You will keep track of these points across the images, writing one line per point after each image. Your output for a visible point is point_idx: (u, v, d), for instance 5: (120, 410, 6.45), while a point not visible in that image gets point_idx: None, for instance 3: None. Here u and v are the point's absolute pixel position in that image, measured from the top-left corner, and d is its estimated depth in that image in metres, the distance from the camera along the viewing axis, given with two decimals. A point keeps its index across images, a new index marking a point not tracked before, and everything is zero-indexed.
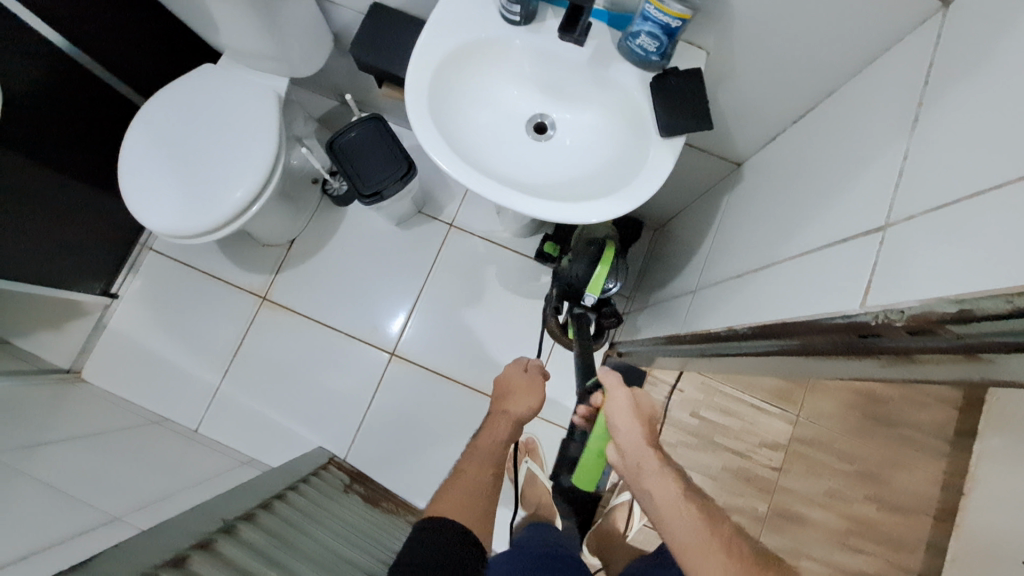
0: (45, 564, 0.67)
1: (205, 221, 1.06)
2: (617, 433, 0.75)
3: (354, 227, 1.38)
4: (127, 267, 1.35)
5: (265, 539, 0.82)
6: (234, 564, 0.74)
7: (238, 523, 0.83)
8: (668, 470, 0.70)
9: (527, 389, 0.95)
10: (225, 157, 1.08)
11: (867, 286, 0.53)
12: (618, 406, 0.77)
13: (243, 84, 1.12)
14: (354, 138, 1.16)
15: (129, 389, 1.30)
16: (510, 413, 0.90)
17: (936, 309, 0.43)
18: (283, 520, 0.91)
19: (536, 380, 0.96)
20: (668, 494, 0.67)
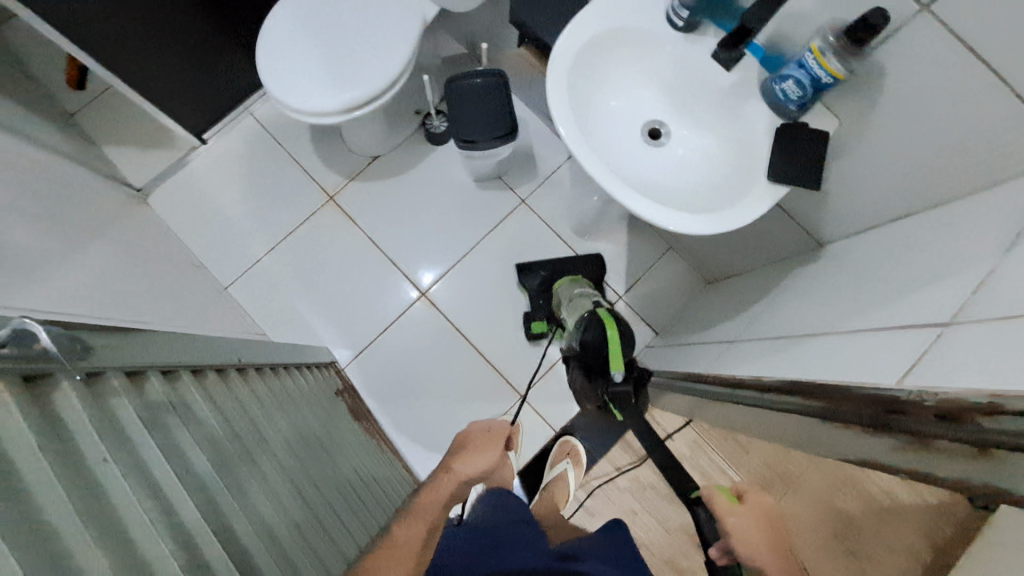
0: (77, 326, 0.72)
1: (310, 105, 1.08)
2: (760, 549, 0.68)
3: (435, 168, 1.42)
4: (224, 122, 1.42)
5: (266, 395, 0.86)
6: (241, 396, 0.79)
7: (249, 367, 0.88)
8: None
9: (486, 445, 0.97)
10: (353, 57, 1.11)
11: (910, 371, 0.53)
12: (744, 525, 0.69)
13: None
14: (474, 86, 1.18)
15: (181, 228, 1.37)
16: (464, 464, 0.92)
17: (968, 396, 0.44)
18: (282, 388, 0.96)
19: (494, 439, 0.98)
20: None
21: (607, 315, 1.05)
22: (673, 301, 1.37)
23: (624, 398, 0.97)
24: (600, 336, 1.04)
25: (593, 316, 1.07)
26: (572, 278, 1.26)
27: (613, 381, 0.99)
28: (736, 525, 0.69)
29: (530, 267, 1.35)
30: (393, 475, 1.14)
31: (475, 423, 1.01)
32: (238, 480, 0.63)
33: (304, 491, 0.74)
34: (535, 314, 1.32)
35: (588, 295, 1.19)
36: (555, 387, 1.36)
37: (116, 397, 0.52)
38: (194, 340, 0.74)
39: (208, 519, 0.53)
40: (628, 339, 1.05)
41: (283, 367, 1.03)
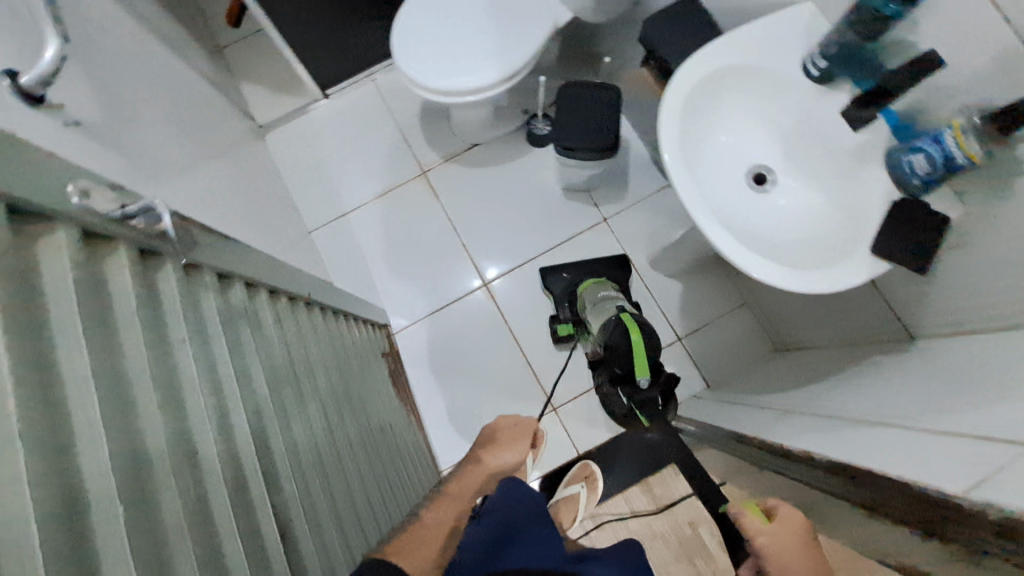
0: None
1: (429, 81, 1.13)
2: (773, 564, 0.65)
3: (528, 167, 1.44)
4: (348, 82, 1.51)
5: (321, 335, 0.90)
6: (300, 328, 0.83)
7: (314, 304, 0.92)
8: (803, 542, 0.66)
9: (513, 441, 0.98)
10: (480, 45, 1.13)
11: (976, 481, 0.49)
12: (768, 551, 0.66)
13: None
14: (584, 96, 1.20)
15: (286, 168, 1.47)
16: (492, 456, 0.93)
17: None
18: (336, 333, 0.99)
19: (520, 437, 0.98)
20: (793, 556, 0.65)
21: (632, 321, 1.04)
22: (731, 358, 1.31)
23: (650, 403, 1.01)
24: (625, 340, 1.02)
25: (616, 322, 1.05)
26: (599, 281, 1.28)
27: (638, 388, 1.01)
28: (768, 549, 0.66)
29: (554, 269, 1.36)
30: (416, 454, 1.15)
31: (506, 416, 1.02)
32: (278, 406, 0.65)
33: (334, 437, 0.77)
34: (563, 319, 1.32)
35: (611, 299, 1.21)
36: (588, 409, 1.33)
37: (203, 292, 0.58)
38: (278, 267, 0.79)
39: (250, 423, 0.57)
40: (654, 344, 1.03)
41: (342, 315, 1.07)
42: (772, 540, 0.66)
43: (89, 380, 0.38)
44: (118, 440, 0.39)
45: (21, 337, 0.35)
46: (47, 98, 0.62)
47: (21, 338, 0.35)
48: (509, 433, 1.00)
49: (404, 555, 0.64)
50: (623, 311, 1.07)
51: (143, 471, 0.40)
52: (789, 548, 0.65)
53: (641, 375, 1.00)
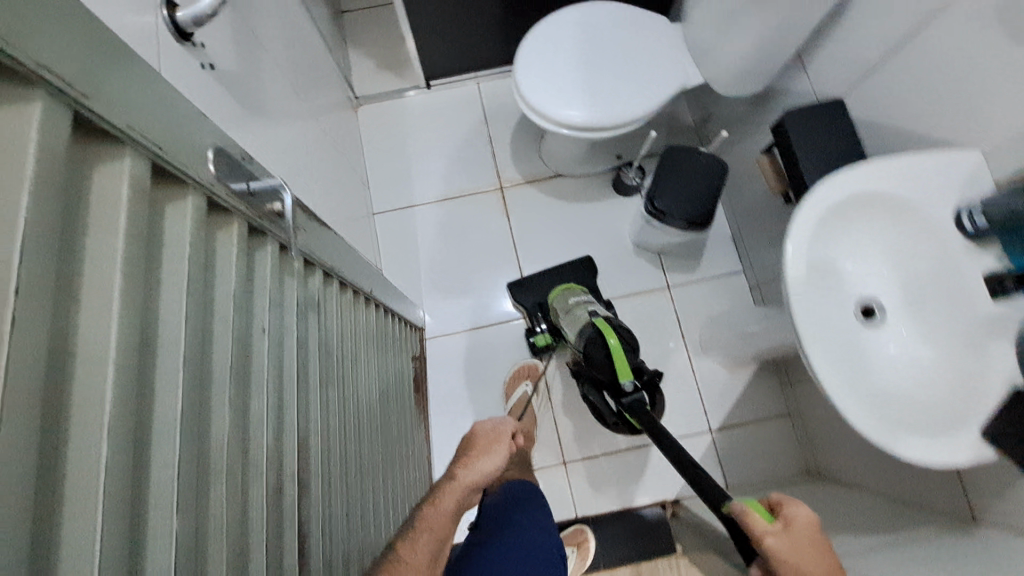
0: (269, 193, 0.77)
1: (541, 105, 1.10)
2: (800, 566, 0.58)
3: (606, 213, 1.40)
4: (454, 79, 1.49)
5: (370, 333, 0.87)
6: (358, 323, 0.80)
7: (373, 299, 0.89)
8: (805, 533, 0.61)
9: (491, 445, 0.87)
10: (601, 86, 1.10)
11: None
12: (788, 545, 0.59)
13: (672, 60, 1.11)
14: (690, 160, 1.15)
15: (369, 145, 1.46)
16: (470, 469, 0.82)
17: None
18: (382, 331, 0.96)
19: (503, 439, 0.86)
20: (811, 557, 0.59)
21: (607, 325, 0.95)
22: (759, 465, 1.25)
23: (640, 405, 0.89)
24: (603, 346, 0.94)
25: (593, 330, 0.98)
26: (568, 286, 1.21)
27: (622, 391, 0.91)
28: (780, 549, 0.58)
29: (521, 282, 1.33)
30: (417, 481, 1.09)
31: (483, 422, 0.91)
32: (320, 410, 0.61)
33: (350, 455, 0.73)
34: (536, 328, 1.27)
35: (584, 302, 1.12)
36: (598, 473, 1.28)
37: (287, 281, 0.54)
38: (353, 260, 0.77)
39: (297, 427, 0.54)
40: (631, 344, 0.95)
41: (391, 313, 1.04)
42: (784, 540, 0.59)
43: (184, 368, 0.35)
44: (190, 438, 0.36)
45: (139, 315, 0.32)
46: (188, 38, 0.60)
47: (140, 315, 0.32)
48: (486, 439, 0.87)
49: None
50: (595, 317, 0.99)
51: (200, 476, 0.38)
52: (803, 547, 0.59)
53: (624, 377, 0.90)
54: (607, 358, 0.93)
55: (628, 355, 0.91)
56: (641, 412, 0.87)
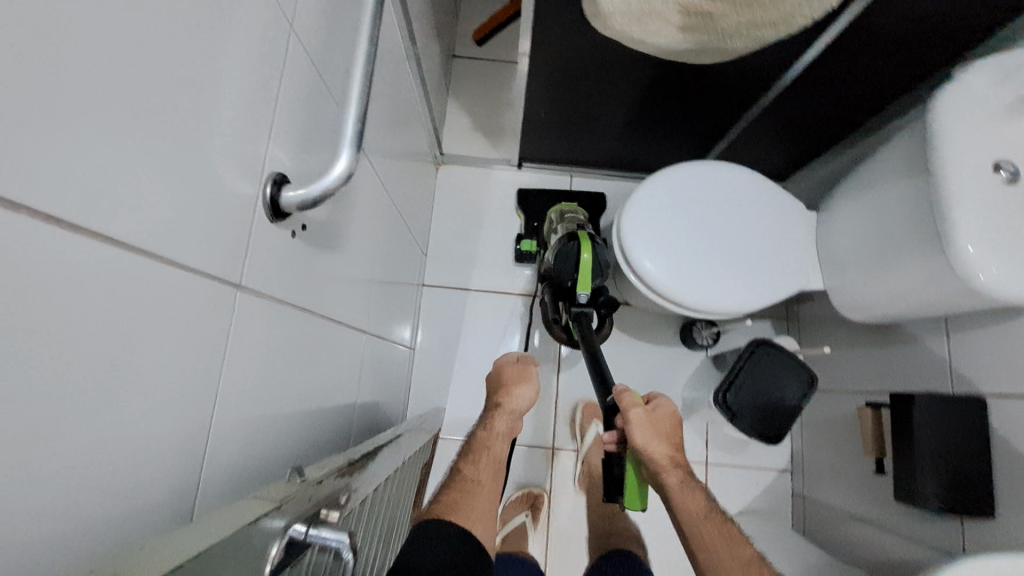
0: (314, 344, 0.67)
1: (640, 266, 0.97)
2: (647, 447, 0.75)
3: (663, 359, 1.27)
4: (547, 166, 1.37)
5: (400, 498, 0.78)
6: (389, 511, 0.71)
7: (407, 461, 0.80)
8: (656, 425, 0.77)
9: (523, 376, 0.95)
10: (714, 264, 0.97)
11: None
12: (640, 423, 0.75)
13: (795, 261, 1.00)
14: (773, 367, 1.03)
15: (439, 209, 1.36)
16: (513, 399, 0.92)
17: None
18: (410, 479, 0.88)
19: (528, 369, 0.96)
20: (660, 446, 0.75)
21: (587, 238, 1.02)
22: None
23: (586, 319, 1.01)
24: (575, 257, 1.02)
25: (571, 237, 1.04)
26: (569, 206, 1.21)
27: (576, 301, 1.02)
28: (639, 417, 0.76)
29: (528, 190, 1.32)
30: None
31: (511, 356, 0.99)
32: None
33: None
34: (525, 236, 1.29)
35: (574, 218, 1.16)
36: None
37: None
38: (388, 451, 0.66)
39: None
40: (601, 266, 1.04)
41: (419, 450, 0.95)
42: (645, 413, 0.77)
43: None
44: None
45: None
46: (281, 210, 0.49)
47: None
48: (516, 372, 0.95)
49: (471, 506, 0.69)
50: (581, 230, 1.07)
51: None
52: (653, 429, 0.76)
53: (581, 289, 1.00)
54: (572, 266, 1.01)
55: (592, 275, 0.99)
56: (584, 323, 0.99)
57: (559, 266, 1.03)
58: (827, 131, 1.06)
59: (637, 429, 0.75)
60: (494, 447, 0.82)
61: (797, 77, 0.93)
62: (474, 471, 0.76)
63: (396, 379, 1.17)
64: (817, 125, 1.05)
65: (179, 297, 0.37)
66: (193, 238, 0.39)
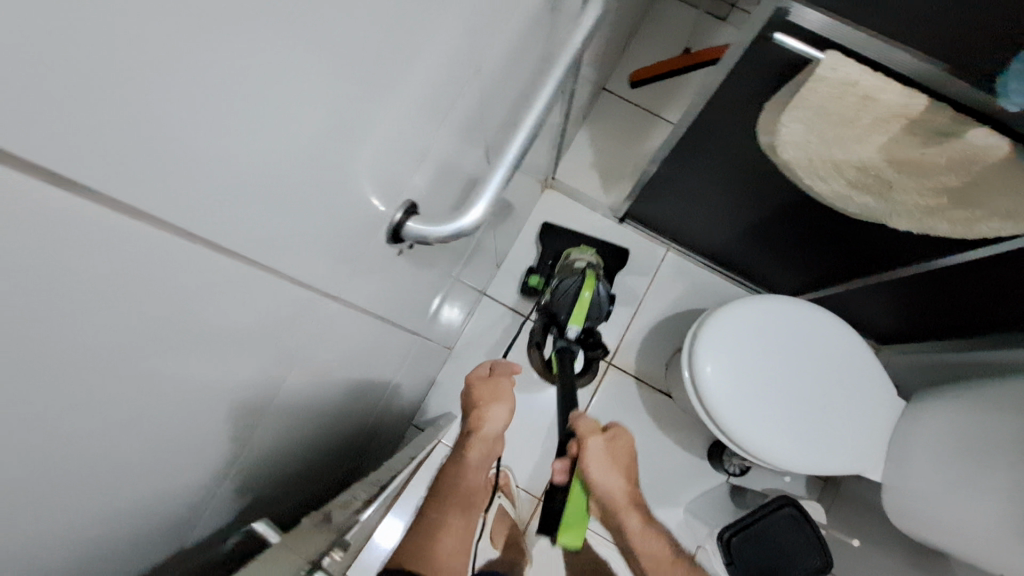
0: (375, 341, 0.68)
1: (704, 378, 0.93)
2: (602, 478, 0.86)
3: (681, 466, 1.23)
4: (650, 231, 1.33)
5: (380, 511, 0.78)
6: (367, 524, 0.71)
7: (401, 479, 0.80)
8: (613, 464, 0.89)
9: (500, 390, 0.94)
10: (776, 410, 0.92)
11: None
12: (597, 450, 0.87)
13: (864, 442, 0.92)
14: (786, 536, 0.97)
15: (530, 229, 1.36)
16: (490, 422, 0.93)
17: None
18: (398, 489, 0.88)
19: (500, 380, 0.97)
20: (613, 482, 0.87)
21: (593, 278, 1.07)
22: None
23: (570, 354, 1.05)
24: (576, 292, 1.07)
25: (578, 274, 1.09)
26: (582, 247, 1.20)
27: (565, 334, 1.04)
28: (592, 445, 0.87)
29: (555, 227, 1.33)
30: None
31: (477, 367, 0.98)
32: None
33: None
34: (536, 271, 1.29)
35: (586, 260, 1.16)
36: None
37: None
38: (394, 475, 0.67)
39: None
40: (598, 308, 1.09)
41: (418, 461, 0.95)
42: (601, 445, 0.88)
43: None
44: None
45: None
46: (404, 235, 0.50)
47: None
48: (489, 390, 0.93)
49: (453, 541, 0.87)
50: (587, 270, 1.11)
51: None
52: (606, 467, 0.87)
53: (574, 323, 1.03)
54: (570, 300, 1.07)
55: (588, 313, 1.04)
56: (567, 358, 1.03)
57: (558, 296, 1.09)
58: (962, 323, 0.97)
59: (592, 458, 0.86)
60: (470, 474, 0.91)
61: (957, 260, 0.85)
62: (452, 518, 0.87)
63: (426, 374, 1.19)
64: (953, 312, 0.97)
65: (272, 299, 0.38)
66: (312, 247, 0.39)
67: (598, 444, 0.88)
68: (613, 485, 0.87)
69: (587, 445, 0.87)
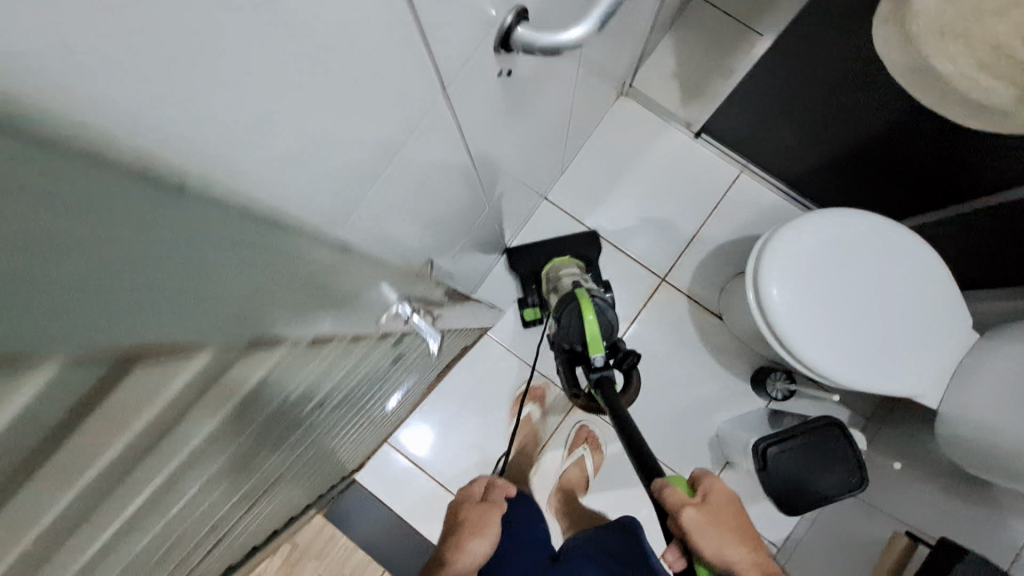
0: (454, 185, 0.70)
1: (769, 284, 0.92)
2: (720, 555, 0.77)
3: (722, 387, 1.23)
4: (725, 150, 1.29)
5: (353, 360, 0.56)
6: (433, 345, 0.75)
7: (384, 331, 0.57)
8: (726, 536, 0.79)
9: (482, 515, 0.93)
10: (839, 324, 0.90)
11: None
12: (699, 526, 0.76)
13: (927, 367, 0.89)
14: (825, 456, 0.96)
15: (602, 137, 1.32)
16: (476, 545, 0.87)
17: None
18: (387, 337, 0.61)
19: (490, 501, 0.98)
20: (734, 551, 0.78)
21: (585, 298, 1.00)
22: None
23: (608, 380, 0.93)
24: (579, 321, 0.99)
25: (570, 298, 1.03)
26: (561, 258, 1.20)
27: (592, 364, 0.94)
28: (693, 521, 0.75)
29: (517, 252, 1.27)
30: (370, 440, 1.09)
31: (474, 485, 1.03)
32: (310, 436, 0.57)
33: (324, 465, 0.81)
34: (529, 301, 1.27)
35: (570, 278, 1.12)
36: None
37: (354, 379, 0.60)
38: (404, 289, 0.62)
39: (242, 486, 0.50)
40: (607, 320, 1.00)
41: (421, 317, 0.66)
42: (697, 514, 0.77)
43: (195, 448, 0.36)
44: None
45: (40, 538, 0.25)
46: (512, 42, 0.49)
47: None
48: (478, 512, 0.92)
49: None
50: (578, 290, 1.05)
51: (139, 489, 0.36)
52: (714, 535, 0.77)
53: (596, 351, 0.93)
54: (578, 327, 0.99)
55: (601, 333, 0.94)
56: (604, 385, 0.91)
57: (565, 326, 1.01)
58: None
59: (700, 534, 0.75)
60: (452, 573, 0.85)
61: None
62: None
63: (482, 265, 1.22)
64: None
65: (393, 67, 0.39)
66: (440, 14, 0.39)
67: (696, 514, 0.77)
68: (734, 560, 0.79)
69: (689, 522, 0.75)
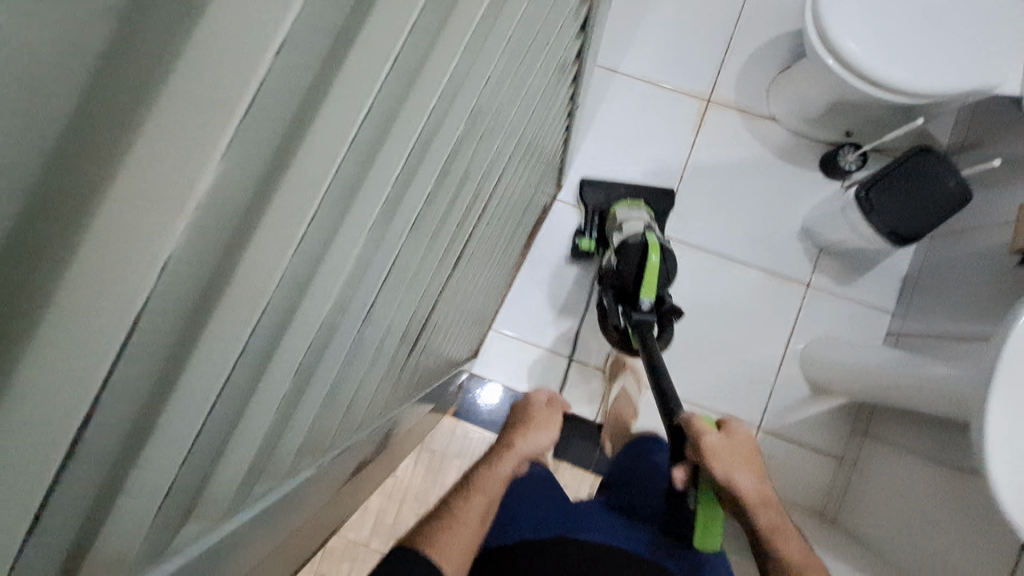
0: None
1: (834, 19, 0.92)
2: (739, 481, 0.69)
3: (796, 181, 1.24)
4: None
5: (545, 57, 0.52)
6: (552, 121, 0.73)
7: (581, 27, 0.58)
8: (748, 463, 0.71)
9: (545, 421, 0.82)
10: (908, 40, 0.92)
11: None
12: (719, 445, 0.69)
13: (1000, 58, 0.92)
14: (933, 175, 0.98)
15: None
16: (528, 439, 0.78)
17: None
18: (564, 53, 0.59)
19: (550, 411, 0.84)
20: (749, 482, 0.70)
21: (657, 242, 1.00)
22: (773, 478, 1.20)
23: (647, 327, 0.97)
24: (643, 259, 1.00)
25: (641, 239, 1.03)
26: (632, 200, 1.16)
27: (638, 307, 0.97)
28: (715, 444, 0.68)
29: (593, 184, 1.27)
30: (482, 307, 1.09)
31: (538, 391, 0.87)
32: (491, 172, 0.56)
33: (475, 271, 0.83)
34: (586, 232, 1.24)
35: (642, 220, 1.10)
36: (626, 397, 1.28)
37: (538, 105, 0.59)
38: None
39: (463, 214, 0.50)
40: (667, 270, 1.01)
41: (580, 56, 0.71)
42: (720, 440, 0.69)
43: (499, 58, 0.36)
44: (393, 202, 0.32)
45: (427, 35, 0.26)
46: None
47: (432, 25, 0.26)
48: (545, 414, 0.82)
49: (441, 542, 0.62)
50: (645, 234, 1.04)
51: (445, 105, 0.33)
52: (733, 455, 0.70)
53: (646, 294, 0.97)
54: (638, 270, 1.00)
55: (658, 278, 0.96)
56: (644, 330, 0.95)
57: (626, 263, 1.02)
58: None
59: (716, 451, 0.68)
60: (492, 481, 0.73)
61: None
62: (472, 501, 0.69)
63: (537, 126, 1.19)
64: None
65: None
66: None
67: (719, 438, 0.70)
68: (748, 487, 0.70)
69: (707, 437, 0.69)
